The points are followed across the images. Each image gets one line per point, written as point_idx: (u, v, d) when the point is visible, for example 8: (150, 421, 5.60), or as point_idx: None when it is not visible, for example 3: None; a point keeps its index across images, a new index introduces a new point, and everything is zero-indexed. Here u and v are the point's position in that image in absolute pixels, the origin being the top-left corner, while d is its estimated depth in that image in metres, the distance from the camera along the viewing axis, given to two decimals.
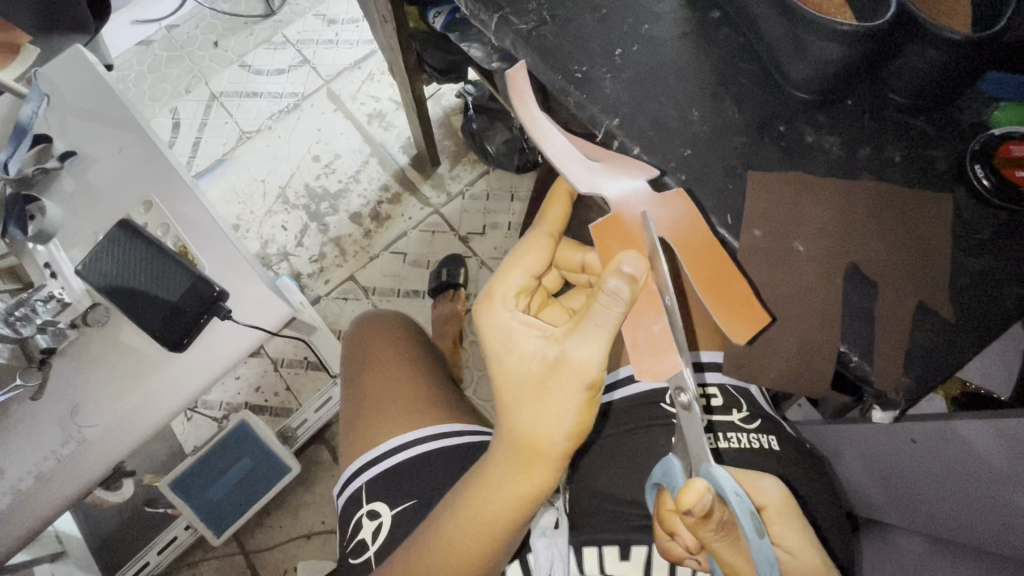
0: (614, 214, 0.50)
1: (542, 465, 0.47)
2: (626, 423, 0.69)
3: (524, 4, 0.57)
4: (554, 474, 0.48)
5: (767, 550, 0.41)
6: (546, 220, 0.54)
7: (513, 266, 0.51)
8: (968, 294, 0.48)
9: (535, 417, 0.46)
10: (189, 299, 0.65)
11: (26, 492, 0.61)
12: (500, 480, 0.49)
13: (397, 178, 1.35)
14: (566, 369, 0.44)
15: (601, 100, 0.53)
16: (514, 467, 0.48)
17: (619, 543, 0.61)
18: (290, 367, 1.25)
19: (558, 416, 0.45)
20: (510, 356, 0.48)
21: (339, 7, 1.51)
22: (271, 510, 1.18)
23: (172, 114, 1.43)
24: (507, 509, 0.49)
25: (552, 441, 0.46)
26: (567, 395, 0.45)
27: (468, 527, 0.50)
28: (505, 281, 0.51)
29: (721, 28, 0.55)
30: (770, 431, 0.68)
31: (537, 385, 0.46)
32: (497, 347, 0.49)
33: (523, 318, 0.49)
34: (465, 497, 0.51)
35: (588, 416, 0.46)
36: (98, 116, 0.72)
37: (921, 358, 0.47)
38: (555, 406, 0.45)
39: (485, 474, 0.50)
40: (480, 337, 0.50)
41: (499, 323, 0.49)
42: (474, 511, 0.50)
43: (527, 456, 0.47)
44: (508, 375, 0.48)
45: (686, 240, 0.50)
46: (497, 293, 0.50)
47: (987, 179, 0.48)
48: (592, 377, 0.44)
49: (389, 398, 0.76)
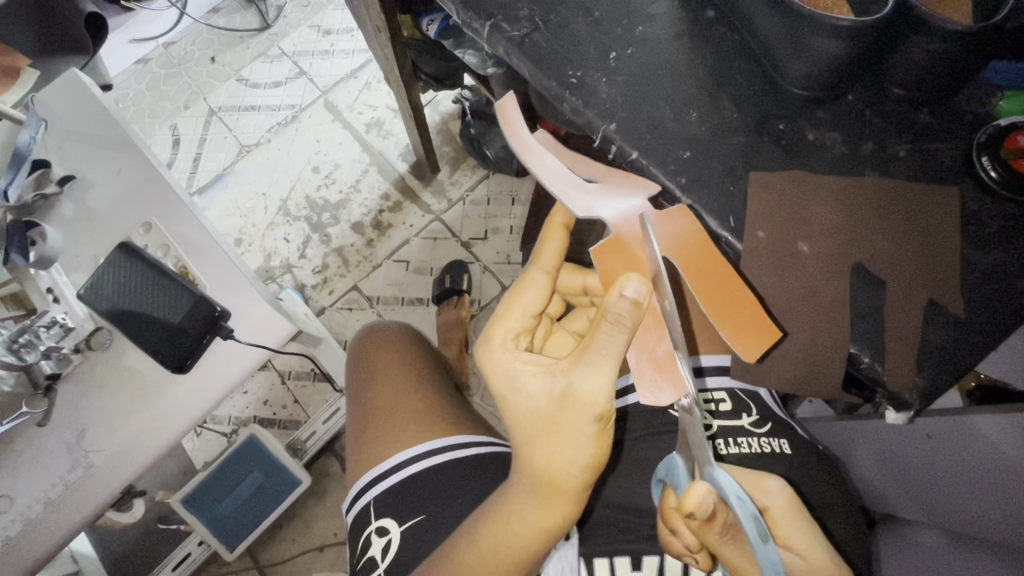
0: (614, 234, 0.50)
1: (561, 498, 0.46)
2: (637, 428, 0.69)
3: (515, 10, 0.56)
4: (576, 506, 0.48)
5: (769, 555, 0.41)
6: (540, 258, 0.52)
7: (509, 308, 0.52)
8: (979, 289, 0.47)
9: (548, 454, 0.45)
10: (193, 320, 0.64)
11: (35, 519, 0.61)
12: (522, 516, 0.48)
13: (397, 186, 1.35)
14: (572, 403, 0.44)
15: (597, 105, 0.52)
16: (534, 501, 0.48)
17: (631, 553, 0.60)
18: (298, 379, 1.26)
19: (571, 450, 0.44)
20: (517, 396, 0.47)
21: (334, 17, 1.51)
22: (284, 524, 1.18)
23: (172, 131, 1.44)
24: (532, 543, 0.48)
25: (568, 472, 0.45)
26: (577, 428, 0.44)
27: (489, 555, 0.50)
28: (504, 324, 0.51)
29: (716, 26, 0.54)
30: (781, 434, 0.67)
31: (547, 422, 0.45)
32: (502, 389, 0.48)
33: (524, 358, 0.49)
34: (486, 524, 0.51)
35: (602, 444, 0.45)
36: (95, 139, 0.72)
37: (932, 358, 0.46)
38: (567, 440, 0.44)
39: (504, 512, 0.49)
40: (485, 382, 0.50)
41: (502, 366, 0.49)
42: (498, 544, 0.49)
43: (545, 491, 0.46)
44: (518, 415, 0.47)
45: (689, 257, 0.50)
46: (495, 338, 0.50)
47: (994, 170, 0.48)
48: (600, 408, 0.43)
49: (395, 410, 0.76)
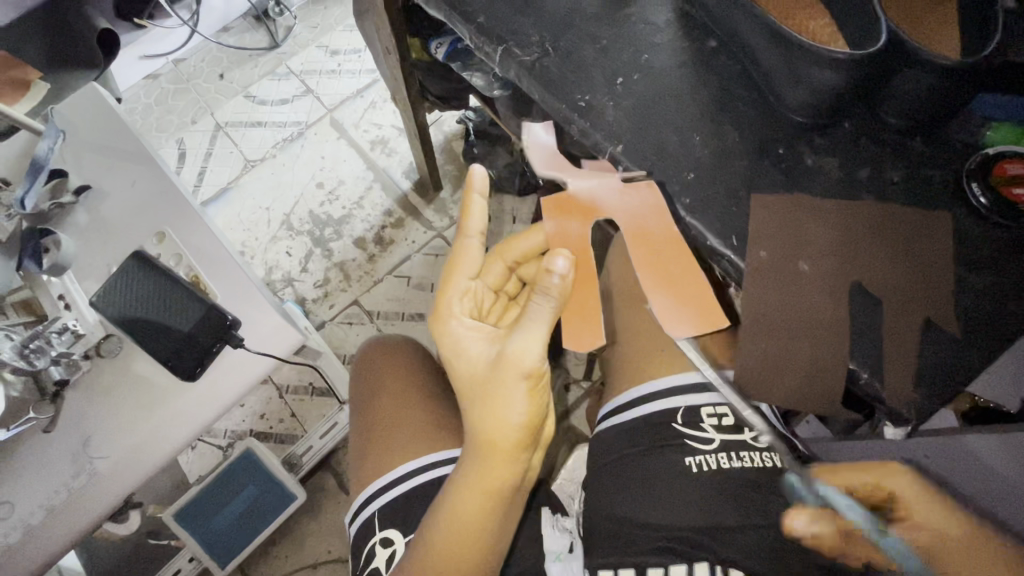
0: (572, 194, 0.59)
1: (498, 453, 0.53)
2: (636, 444, 0.63)
3: (526, 37, 0.59)
4: (516, 463, 0.54)
5: (896, 545, 0.52)
6: (467, 230, 0.57)
7: (453, 281, 0.59)
8: (975, 309, 0.48)
9: (486, 412, 0.53)
10: (202, 329, 0.65)
11: (36, 526, 0.61)
12: (468, 476, 0.54)
13: (400, 203, 1.37)
14: (506, 363, 0.53)
15: (604, 127, 0.55)
16: (477, 459, 0.55)
17: (634, 566, 0.54)
18: (296, 393, 1.26)
19: (506, 407, 0.53)
20: (461, 360, 0.56)
21: (341, 38, 1.56)
22: (278, 540, 1.17)
23: (178, 145, 1.46)
24: (480, 508, 0.54)
25: (505, 431, 0.53)
26: (511, 386, 0.53)
27: (446, 529, 0.54)
28: (450, 297, 0.59)
29: (717, 56, 0.57)
30: (782, 450, 0.61)
31: (485, 384, 0.54)
32: (450, 355, 0.57)
33: (470, 327, 0.57)
34: (444, 490, 0.56)
35: (534, 403, 0.54)
36: (112, 150, 0.74)
37: (931, 376, 0.47)
38: (503, 398, 0.53)
39: (456, 473, 0.56)
40: (437, 344, 0.58)
41: (451, 335, 0.57)
42: (452, 513, 0.54)
43: (484, 447, 0.54)
44: (462, 376, 0.57)
45: (643, 227, 0.55)
46: (443, 308, 0.58)
47: (984, 197, 0.50)
48: (529, 365, 0.52)
49: (398, 422, 0.76)
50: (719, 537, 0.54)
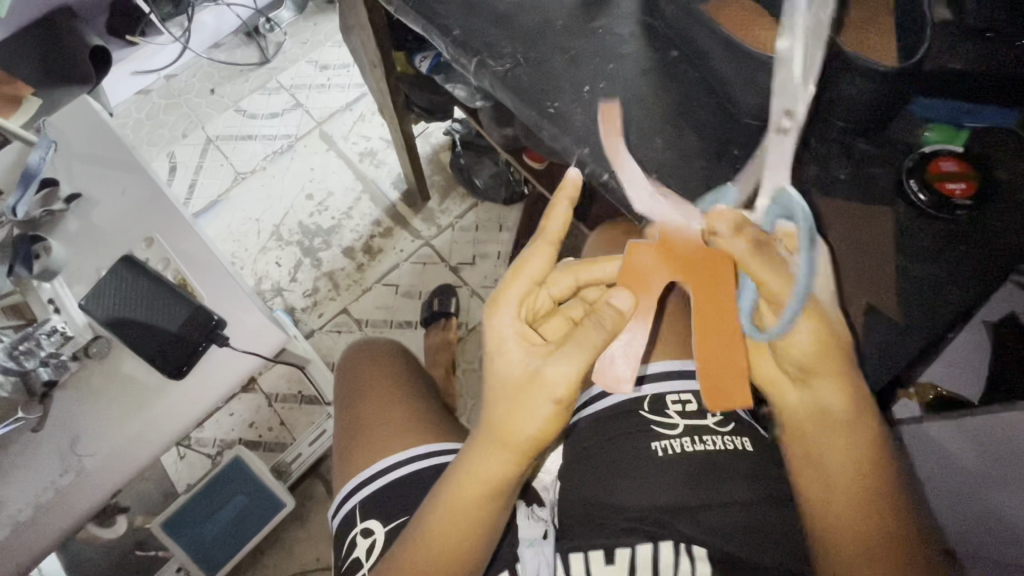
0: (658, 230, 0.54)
1: (508, 457, 0.51)
2: (605, 433, 0.65)
3: (499, 49, 0.62)
4: (515, 468, 0.52)
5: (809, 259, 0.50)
6: (547, 232, 0.54)
7: (517, 276, 0.53)
8: (916, 297, 0.52)
9: (508, 416, 0.50)
10: (189, 328, 0.67)
11: (24, 525, 0.62)
12: (472, 470, 0.52)
13: (389, 213, 1.40)
14: (541, 380, 0.49)
15: (572, 132, 0.58)
16: (483, 456, 0.52)
17: (604, 547, 0.56)
18: (284, 402, 1.27)
19: (527, 419, 0.49)
20: (499, 358, 0.52)
21: (331, 54, 1.60)
22: (267, 548, 1.17)
23: (169, 158, 1.49)
24: (472, 504, 0.52)
25: (519, 439, 0.50)
26: (538, 404, 0.49)
27: (443, 523, 0.52)
28: (508, 291, 0.53)
29: (679, 65, 0.61)
30: (745, 433, 0.63)
31: (517, 390, 0.50)
32: (489, 349, 0.53)
33: (519, 328, 0.52)
34: (444, 483, 0.54)
35: (553, 425, 0.51)
36: (103, 160, 0.76)
37: (875, 357, 0.51)
38: (526, 411, 0.49)
39: (458, 462, 0.53)
40: (482, 329, 0.53)
41: (497, 329, 0.52)
42: (449, 507, 0.52)
43: (494, 444, 0.51)
44: (494, 376, 0.52)
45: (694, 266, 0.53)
46: (501, 295, 0.53)
47: (922, 192, 0.53)
48: (561, 393, 0.49)
49: (382, 419, 0.79)
50: (682, 516, 0.57)
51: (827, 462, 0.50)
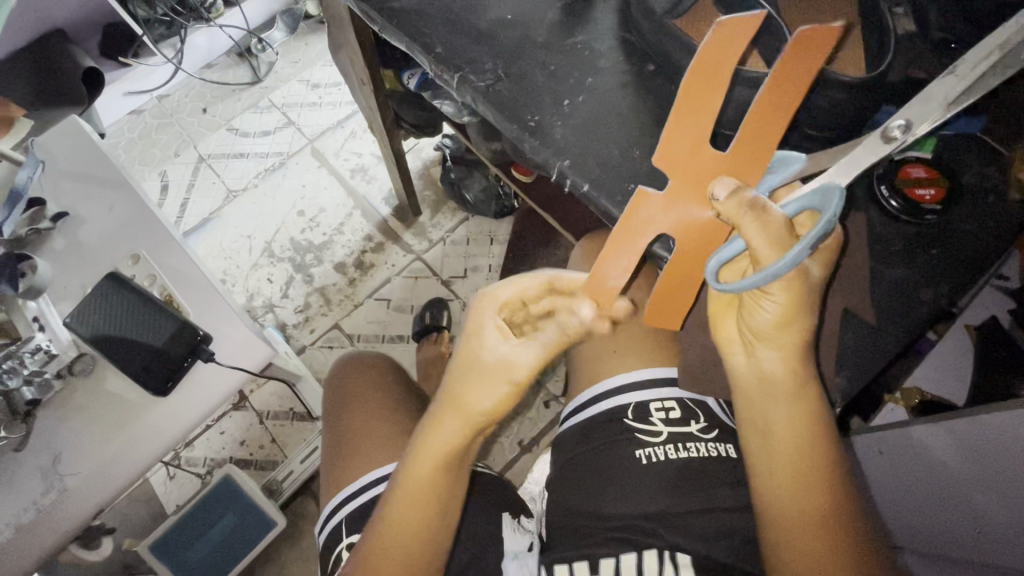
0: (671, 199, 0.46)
1: (457, 427, 0.52)
2: (592, 443, 0.65)
3: (481, 65, 0.64)
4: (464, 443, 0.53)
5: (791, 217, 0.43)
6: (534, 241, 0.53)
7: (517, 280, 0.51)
8: (888, 300, 0.53)
9: (466, 391, 0.51)
10: (175, 344, 0.67)
11: (4, 546, 0.61)
12: (428, 439, 0.53)
13: (379, 228, 1.41)
14: (504, 364, 0.49)
15: (553, 145, 0.59)
16: (438, 425, 0.53)
17: (586, 557, 0.56)
18: (276, 419, 1.26)
19: (482, 396, 0.50)
20: (475, 345, 0.50)
21: (322, 73, 1.62)
22: (257, 569, 1.15)
23: (161, 177, 1.50)
24: (424, 472, 0.53)
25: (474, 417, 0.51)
26: (495, 385, 0.50)
27: (403, 496, 0.53)
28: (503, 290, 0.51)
29: (655, 78, 0.62)
30: (729, 439, 0.63)
31: (479, 367, 0.50)
32: (467, 335, 0.51)
33: (500, 325, 0.51)
34: (406, 452, 0.55)
35: (505, 406, 0.52)
36: (91, 178, 0.77)
37: (850, 359, 0.52)
38: (483, 388, 0.50)
39: (420, 433, 0.54)
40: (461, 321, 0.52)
41: (478, 322, 0.51)
42: (405, 476, 0.54)
43: (451, 411, 0.52)
44: (466, 358, 0.51)
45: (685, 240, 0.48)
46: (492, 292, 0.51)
47: (893, 199, 0.54)
48: (521, 377, 0.49)
49: (367, 433, 0.78)
50: (667, 523, 0.57)
51: (778, 430, 0.50)
